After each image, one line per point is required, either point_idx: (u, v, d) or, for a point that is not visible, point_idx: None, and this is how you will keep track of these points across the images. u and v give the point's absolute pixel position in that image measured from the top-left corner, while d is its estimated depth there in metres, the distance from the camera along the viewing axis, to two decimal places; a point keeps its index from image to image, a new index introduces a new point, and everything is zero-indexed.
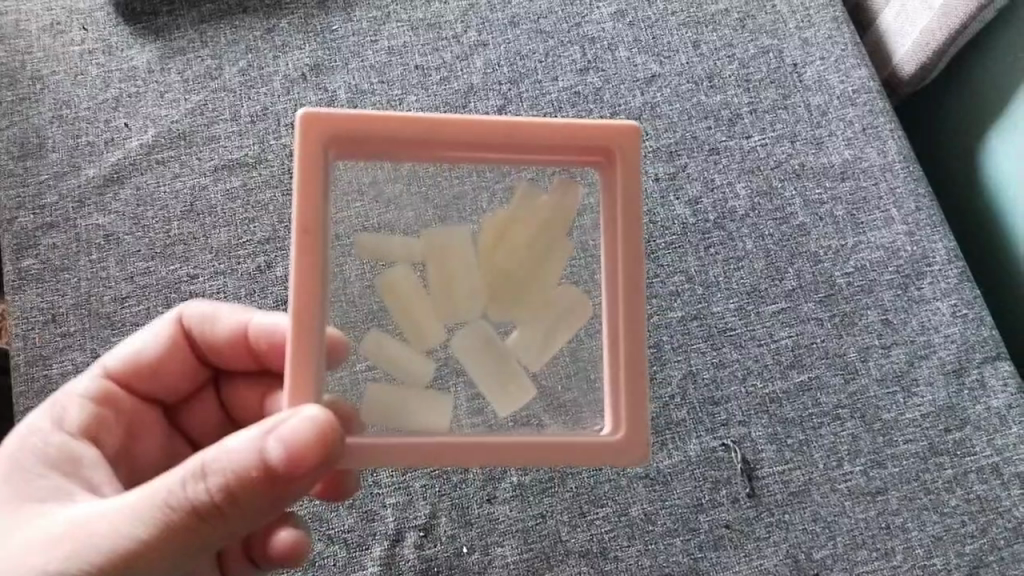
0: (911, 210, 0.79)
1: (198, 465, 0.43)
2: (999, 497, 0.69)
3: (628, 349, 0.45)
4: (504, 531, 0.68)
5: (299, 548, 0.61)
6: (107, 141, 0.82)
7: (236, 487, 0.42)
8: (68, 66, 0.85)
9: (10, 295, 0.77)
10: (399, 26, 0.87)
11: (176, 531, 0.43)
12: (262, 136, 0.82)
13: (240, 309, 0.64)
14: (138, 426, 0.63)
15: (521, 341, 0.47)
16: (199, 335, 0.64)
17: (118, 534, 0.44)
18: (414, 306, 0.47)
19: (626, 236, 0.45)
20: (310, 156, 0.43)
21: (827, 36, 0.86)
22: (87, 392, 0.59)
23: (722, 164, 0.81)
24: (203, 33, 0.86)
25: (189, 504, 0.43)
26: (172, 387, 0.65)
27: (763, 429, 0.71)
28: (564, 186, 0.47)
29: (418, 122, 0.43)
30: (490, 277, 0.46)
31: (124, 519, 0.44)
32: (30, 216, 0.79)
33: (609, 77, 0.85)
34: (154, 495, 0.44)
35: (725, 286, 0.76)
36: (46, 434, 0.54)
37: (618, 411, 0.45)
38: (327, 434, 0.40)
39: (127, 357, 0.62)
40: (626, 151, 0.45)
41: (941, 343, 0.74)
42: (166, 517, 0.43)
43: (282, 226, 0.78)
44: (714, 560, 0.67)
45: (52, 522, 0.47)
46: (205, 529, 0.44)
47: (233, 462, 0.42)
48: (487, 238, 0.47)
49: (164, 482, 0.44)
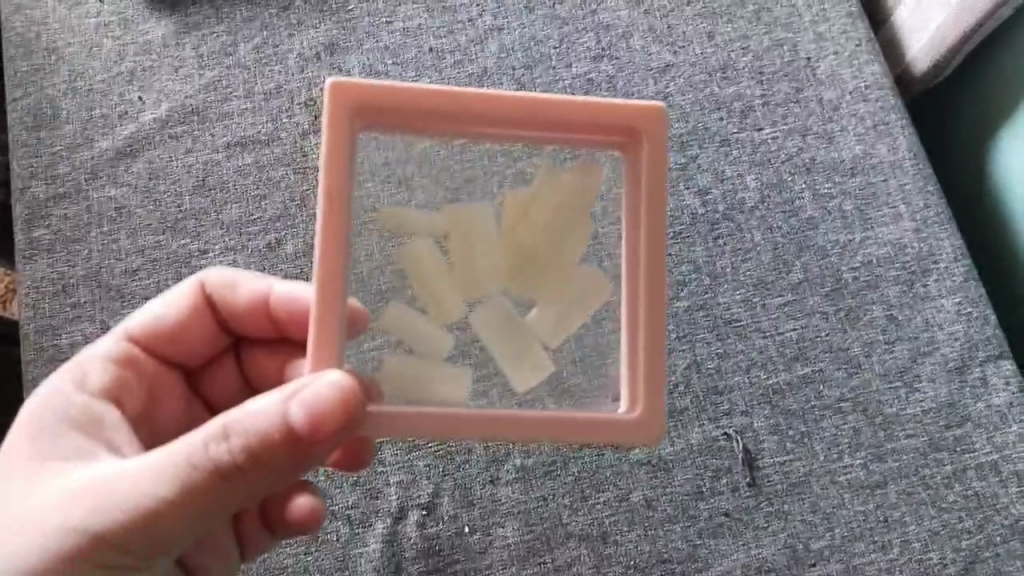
0: (919, 207, 0.79)
1: (220, 427, 0.44)
2: (997, 494, 0.69)
3: (646, 332, 0.46)
4: (505, 512, 0.69)
5: (316, 514, 0.62)
6: (121, 114, 0.82)
7: (258, 449, 0.43)
8: (84, 38, 0.86)
9: (21, 265, 0.77)
10: (415, 8, 0.87)
11: (197, 491, 0.44)
12: (275, 114, 0.82)
13: (259, 278, 0.64)
14: (158, 389, 0.63)
15: (540, 318, 0.47)
16: (219, 302, 0.64)
17: (139, 493, 0.45)
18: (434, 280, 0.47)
19: (649, 223, 0.46)
20: (340, 125, 0.44)
21: (841, 31, 0.86)
22: (108, 355, 0.60)
23: (732, 156, 0.81)
24: (219, 9, 0.86)
25: (211, 464, 0.44)
26: (192, 352, 0.66)
27: (765, 420, 0.72)
28: (585, 169, 0.48)
29: (448, 95, 0.44)
30: (511, 256, 0.47)
31: (145, 478, 0.45)
32: (43, 186, 0.79)
33: (623, 66, 0.85)
34: (175, 455, 0.44)
35: (732, 277, 0.77)
36: (68, 394, 0.55)
37: (635, 391, 0.46)
38: (349, 398, 0.41)
39: (148, 321, 0.63)
40: (652, 135, 0.46)
41: (944, 340, 0.74)
42: (187, 477, 0.44)
43: (293, 203, 0.79)
44: (712, 547, 0.68)
45: (75, 478, 0.48)
46: (226, 489, 0.45)
47: (256, 425, 0.43)
48: (509, 220, 0.47)
49: (185, 444, 0.44)
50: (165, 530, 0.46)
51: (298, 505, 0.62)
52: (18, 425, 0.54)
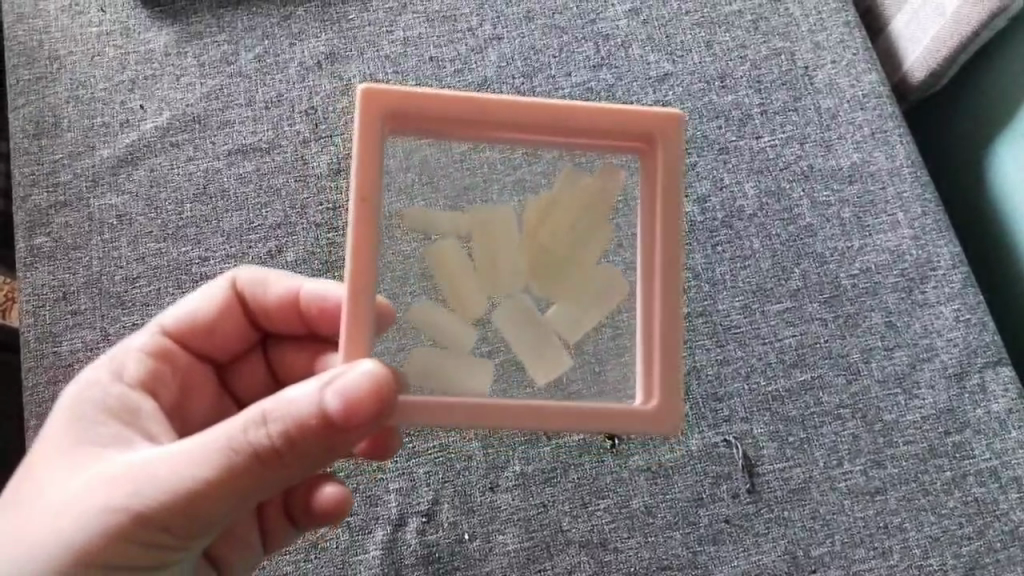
0: (917, 215, 0.80)
1: (259, 412, 0.45)
2: (997, 501, 0.69)
3: (664, 326, 0.46)
4: (506, 519, 0.69)
5: (342, 503, 0.63)
6: (122, 122, 0.82)
7: (295, 436, 0.44)
8: (86, 47, 0.86)
9: (22, 272, 0.78)
10: (415, 17, 0.87)
11: (237, 473, 0.45)
12: (276, 123, 0.82)
13: (288, 277, 0.65)
14: (190, 384, 0.64)
15: (561, 313, 0.48)
16: (251, 299, 0.66)
17: (176, 476, 0.46)
18: (460, 277, 0.47)
19: (664, 229, 0.46)
20: (370, 131, 0.44)
21: (839, 41, 0.87)
22: (142, 348, 0.61)
23: (731, 164, 0.82)
24: (220, 18, 0.87)
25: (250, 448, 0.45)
26: (223, 348, 0.67)
27: (764, 426, 0.72)
28: (607, 172, 0.48)
29: (468, 102, 0.45)
30: (534, 254, 0.47)
31: (183, 463, 0.46)
32: (44, 194, 0.80)
33: (623, 75, 0.85)
34: (214, 441, 0.45)
35: (730, 285, 0.77)
36: (106, 385, 0.57)
37: (650, 386, 0.46)
38: (381, 389, 0.42)
39: (181, 316, 0.64)
40: (667, 142, 0.46)
41: (943, 347, 0.74)
42: (227, 461, 0.45)
43: (294, 211, 0.79)
44: (713, 554, 0.68)
45: (109, 465, 0.48)
46: (263, 472, 0.46)
47: (294, 411, 0.44)
48: (531, 221, 0.48)
49: (226, 429, 0.45)
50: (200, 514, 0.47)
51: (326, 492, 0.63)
52: (56, 414, 0.55)
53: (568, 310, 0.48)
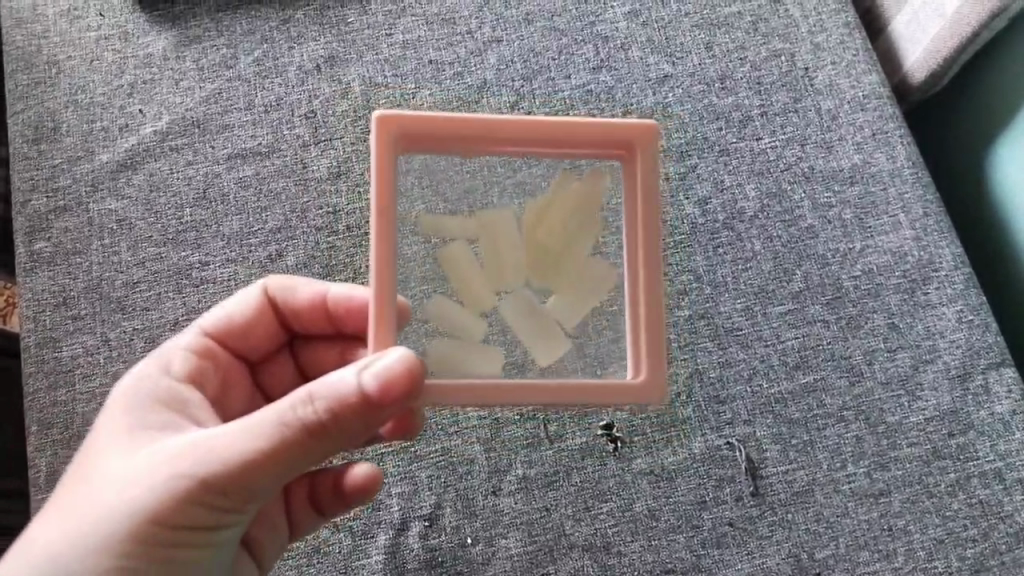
0: (918, 216, 0.79)
1: (303, 394, 0.46)
2: (1001, 502, 0.69)
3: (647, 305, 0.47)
4: (509, 523, 0.68)
5: (373, 483, 0.64)
6: (122, 126, 0.82)
7: (336, 419, 0.46)
8: (85, 51, 0.86)
9: (22, 277, 0.77)
10: (415, 20, 0.87)
11: (283, 452, 0.47)
12: (276, 127, 0.82)
13: (316, 281, 0.67)
14: (229, 385, 0.66)
15: (560, 303, 0.49)
16: (283, 304, 0.67)
17: (221, 462, 0.47)
18: (467, 277, 0.49)
19: (644, 231, 0.47)
20: (386, 153, 0.46)
21: (839, 42, 0.87)
22: (187, 347, 0.63)
23: (732, 166, 0.81)
24: (219, 22, 0.87)
25: (296, 429, 0.46)
26: (257, 347, 0.68)
27: (768, 428, 0.72)
28: (593, 177, 0.49)
29: (467, 122, 0.46)
30: (533, 250, 0.49)
31: (232, 445, 0.47)
32: (44, 199, 0.80)
33: (622, 77, 0.85)
34: (257, 424, 0.47)
35: (732, 287, 0.77)
36: (157, 378, 0.58)
37: (636, 358, 0.47)
38: (413, 372, 0.44)
39: (221, 317, 0.65)
40: (645, 149, 0.47)
41: (945, 348, 0.74)
42: (274, 442, 0.46)
43: (294, 215, 0.79)
44: (717, 557, 0.68)
45: (163, 448, 0.50)
46: (308, 449, 0.47)
47: (336, 394, 0.45)
48: (532, 220, 0.49)
49: (273, 412, 0.47)
50: (245, 494, 0.49)
51: (358, 470, 0.64)
52: (107, 406, 0.57)
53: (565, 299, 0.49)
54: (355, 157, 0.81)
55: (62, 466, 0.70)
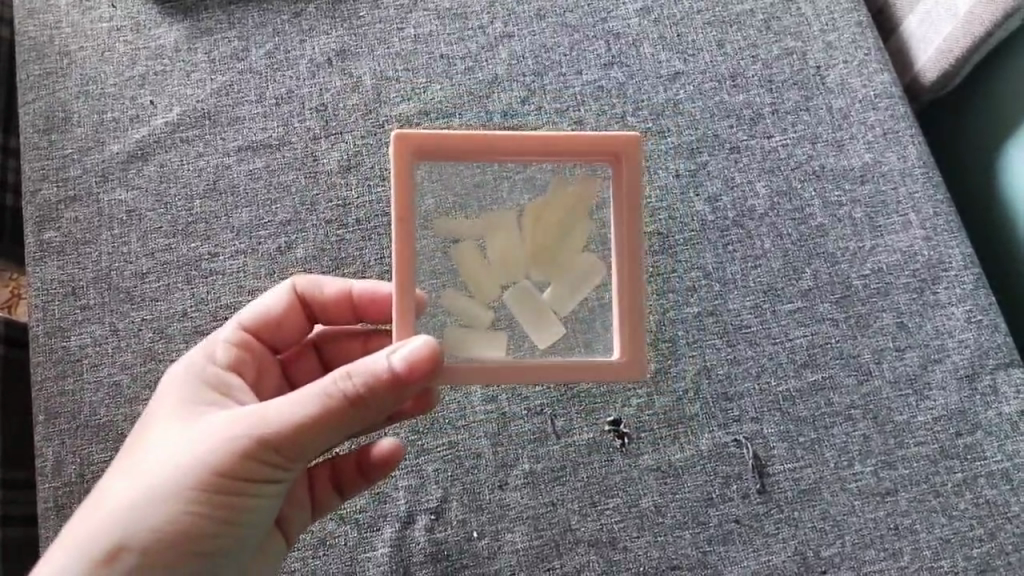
0: (929, 215, 0.79)
1: (343, 370, 0.49)
2: (1008, 503, 0.69)
3: (632, 292, 0.50)
4: (515, 517, 0.68)
5: (394, 456, 0.66)
6: (132, 117, 0.82)
7: (374, 395, 0.49)
8: (97, 43, 0.86)
9: (32, 266, 0.77)
10: (426, 15, 0.87)
11: (327, 421, 0.49)
12: (286, 119, 0.82)
13: (341, 277, 0.68)
14: (263, 378, 0.65)
15: (557, 295, 0.51)
16: (312, 301, 0.68)
17: (267, 434, 0.49)
18: (476, 272, 0.51)
19: (631, 223, 0.49)
20: (405, 169, 0.48)
21: (850, 40, 0.86)
22: (228, 340, 0.63)
23: (742, 163, 0.81)
24: (231, 14, 0.87)
25: (338, 400, 0.49)
26: (287, 341, 0.68)
27: (775, 426, 0.71)
28: (587, 181, 0.51)
29: (474, 137, 0.48)
30: (534, 247, 0.51)
31: (278, 414, 0.49)
32: (54, 188, 0.80)
33: (633, 73, 0.85)
34: (303, 399, 0.49)
35: (741, 284, 0.77)
36: (203, 365, 0.60)
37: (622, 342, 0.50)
38: (436, 353, 0.47)
39: (256, 312, 0.66)
40: (631, 157, 0.49)
41: (954, 347, 0.74)
42: (319, 412, 0.49)
43: (304, 208, 0.79)
44: (723, 554, 0.68)
45: (209, 424, 0.52)
46: (349, 419, 0.49)
47: (374, 368, 0.48)
48: (535, 217, 0.51)
49: (315, 387, 0.49)
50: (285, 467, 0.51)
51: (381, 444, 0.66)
52: (157, 395, 0.59)
53: (564, 289, 0.51)
54: (365, 150, 0.81)
55: (69, 454, 0.70)
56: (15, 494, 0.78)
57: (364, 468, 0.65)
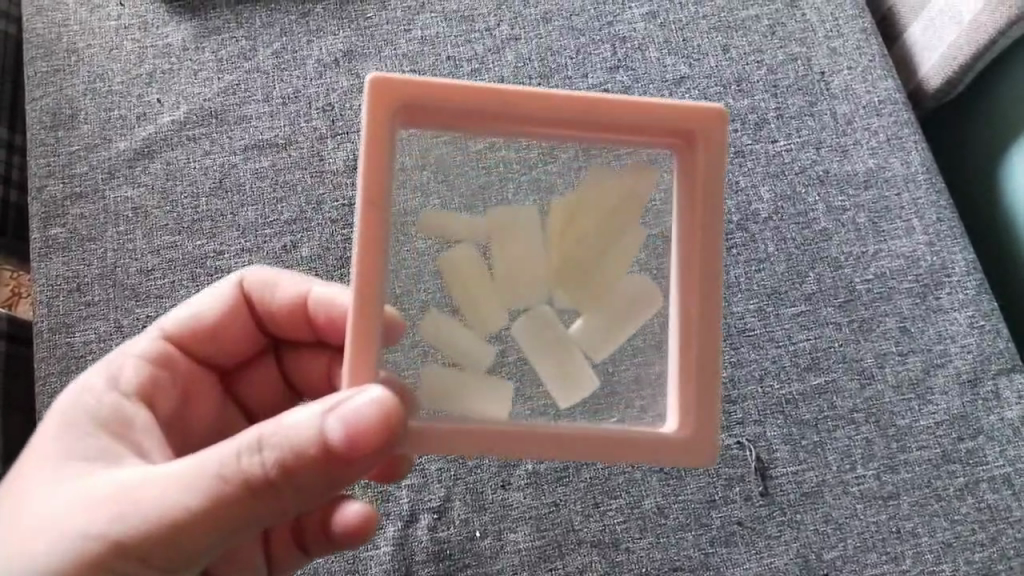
0: (931, 221, 0.80)
1: (254, 438, 0.44)
2: (1010, 507, 0.69)
3: (700, 334, 0.45)
4: (517, 517, 0.69)
5: (368, 524, 0.61)
6: (139, 115, 0.83)
7: (282, 475, 0.43)
8: (104, 40, 0.86)
9: (36, 262, 0.78)
10: (433, 17, 0.88)
11: (226, 502, 0.44)
12: (293, 119, 0.82)
13: (300, 279, 0.66)
14: (192, 390, 0.64)
15: (585, 327, 0.46)
16: (259, 303, 0.66)
17: (152, 513, 0.44)
18: (480, 289, 0.46)
19: (704, 219, 0.45)
20: (383, 124, 0.42)
21: (855, 47, 0.87)
22: (146, 349, 0.61)
23: (747, 167, 0.82)
24: (239, 14, 0.87)
25: (242, 476, 0.43)
26: (225, 352, 0.67)
27: (778, 429, 0.72)
28: (638, 171, 0.47)
29: (480, 92, 0.43)
30: (559, 262, 0.46)
31: (170, 488, 0.44)
32: (60, 185, 0.80)
33: (639, 77, 0.85)
34: (193, 479, 0.44)
35: (745, 287, 0.77)
36: (101, 393, 0.55)
37: (687, 406, 0.45)
38: (387, 414, 0.41)
39: (184, 321, 0.64)
40: (711, 137, 0.44)
41: (957, 352, 0.74)
42: (219, 489, 0.44)
43: (309, 207, 0.79)
44: (724, 556, 0.68)
45: (93, 487, 0.46)
46: (252, 502, 0.44)
47: (292, 438, 0.43)
48: (557, 231, 0.47)
49: (216, 456, 0.44)
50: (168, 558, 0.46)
51: (348, 513, 0.61)
52: (47, 420, 0.53)
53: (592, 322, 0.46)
54: None
55: None
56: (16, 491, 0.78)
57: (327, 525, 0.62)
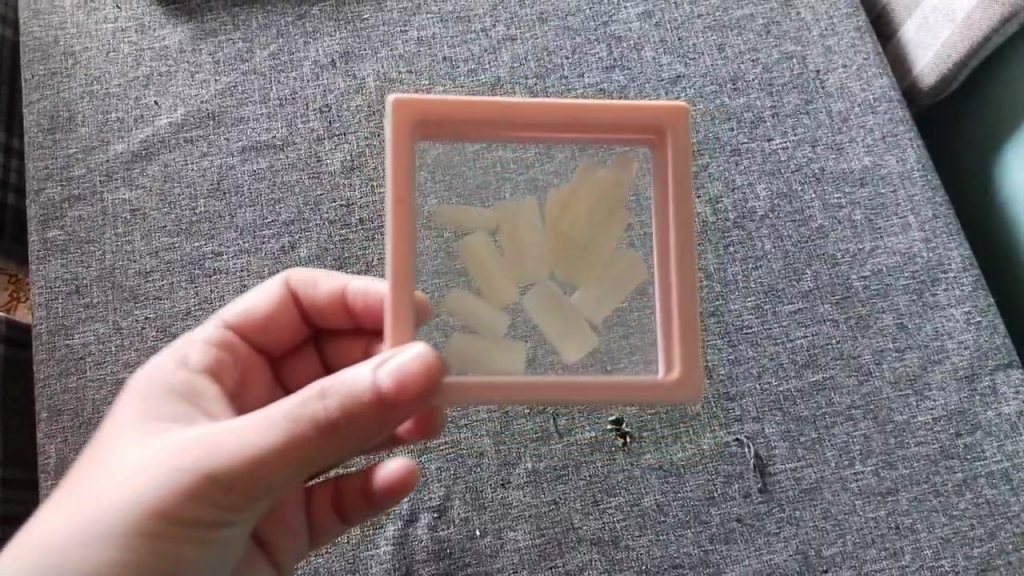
0: (927, 218, 0.80)
1: (317, 388, 0.44)
2: (1007, 502, 0.69)
3: (677, 286, 0.46)
4: (517, 516, 0.69)
5: (408, 476, 0.62)
6: (136, 117, 0.83)
7: (345, 421, 0.44)
8: (101, 43, 0.87)
9: (34, 265, 0.78)
10: (429, 18, 0.88)
11: (295, 446, 0.45)
12: (290, 120, 0.82)
13: (338, 275, 0.67)
14: (249, 376, 0.65)
15: (585, 296, 0.49)
16: (305, 298, 0.67)
17: (224, 459, 0.46)
18: (488, 268, 0.49)
19: (677, 203, 0.46)
20: (404, 137, 0.44)
21: (849, 45, 0.87)
22: (207, 339, 0.63)
23: (743, 165, 0.82)
24: (236, 16, 0.87)
25: (307, 423, 0.44)
26: (277, 341, 0.68)
27: (776, 426, 0.72)
28: (622, 163, 0.48)
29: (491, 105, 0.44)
30: (557, 240, 0.48)
31: (242, 436, 0.46)
32: (58, 187, 0.80)
33: (635, 76, 0.86)
34: (264, 423, 0.45)
35: (743, 285, 0.77)
36: (171, 372, 0.57)
37: (671, 348, 0.46)
38: (430, 369, 0.42)
39: (242, 312, 0.65)
40: (675, 130, 0.46)
41: (954, 349, 0.75)
42: (287, 435, 0.44)
43: (307, 207, 0.79)
44: (724, 553, 0.68)
45: (172, 441, 0.48)
46: (319, 446, 0.45)
47: (351, 387, 0.43)
48: (558, 213, 0.49)
49: (285, 406, 0.45)
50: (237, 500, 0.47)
51: (387, 470, 0.62)
52: (126, 395, 0.56)
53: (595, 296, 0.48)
54: (369, 152, 0.81)
55: (70, 452, 0.70)
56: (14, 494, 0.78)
57: (366, 490, 0.62)
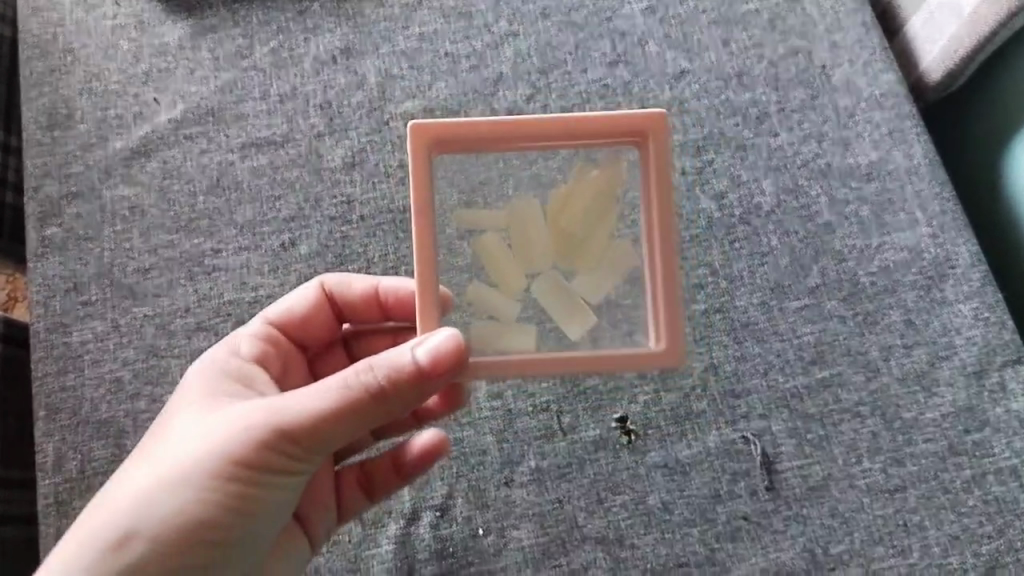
0: (935, 213, 0.79)
1: (367, 361, 0.50)
2: (1017, 500, 0.68)
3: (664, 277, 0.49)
4: (520, 514, 0.68)
5: (441, 443, 0.66)
6: (136, 114, 0.82)
7: (393, 387, 0.50)
8: (101, 40, 0.86)
9: (32, 262, 0.77)
10: (431, 13, 0.87)
11: (349, 409, 0.50)
12: (291, 116, 0.82)
13: (368, 275, 0.69)
14: (290, 368, 0.67)
15: (586, 280, 0.50)
16: (340, 298, 0.69)
17: (283, 423, 0.50)
18: (499, 260, 0.50)
19: (658, 201, 0.48)
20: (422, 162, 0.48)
21: (855, 40, 0.86)
22: (253, 334, 0.65)
23: (748, 161, 0.81)
24: (236, 12, 0.87)
25: (361, 389, 0.50)
26: (315, 338, 0.70)
27: (783, 423, 0.71)
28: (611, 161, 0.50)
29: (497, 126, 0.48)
30: (557, 233, 0.50)
31: (300, 401, 0.51)
32: (56, 184, 0.79)
33: (639, 72, 0.85)
34: (323, 390, 0.50)
35: (749, 282, 0.76)
36: (226, 359, 0.62)
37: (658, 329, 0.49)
38: (460, 348, 0.47)
39: (284, 310, 0.67)
40: (657, 135, 0.48)
41: (962, 345, 0.74)
42: (342, 400, 0.50)
43: (307, 204, 0.78)
44: (730, 551, 0.67)
45: (236, 411, 0.53)
46: (371, 410, 0.50)
47: (397, 357, 0.49)
48: (557, 206, 0.50)
49: (339, 376, 0.50)
50: (304, 458, 0.52)
51: (421, 438, 0.65)
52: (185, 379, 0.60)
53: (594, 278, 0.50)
54: (370, 148, 0.80)
55: (69, 450, 0.70)
56: (11, 493, 0.77)
57: (399, 463, 0.65)
